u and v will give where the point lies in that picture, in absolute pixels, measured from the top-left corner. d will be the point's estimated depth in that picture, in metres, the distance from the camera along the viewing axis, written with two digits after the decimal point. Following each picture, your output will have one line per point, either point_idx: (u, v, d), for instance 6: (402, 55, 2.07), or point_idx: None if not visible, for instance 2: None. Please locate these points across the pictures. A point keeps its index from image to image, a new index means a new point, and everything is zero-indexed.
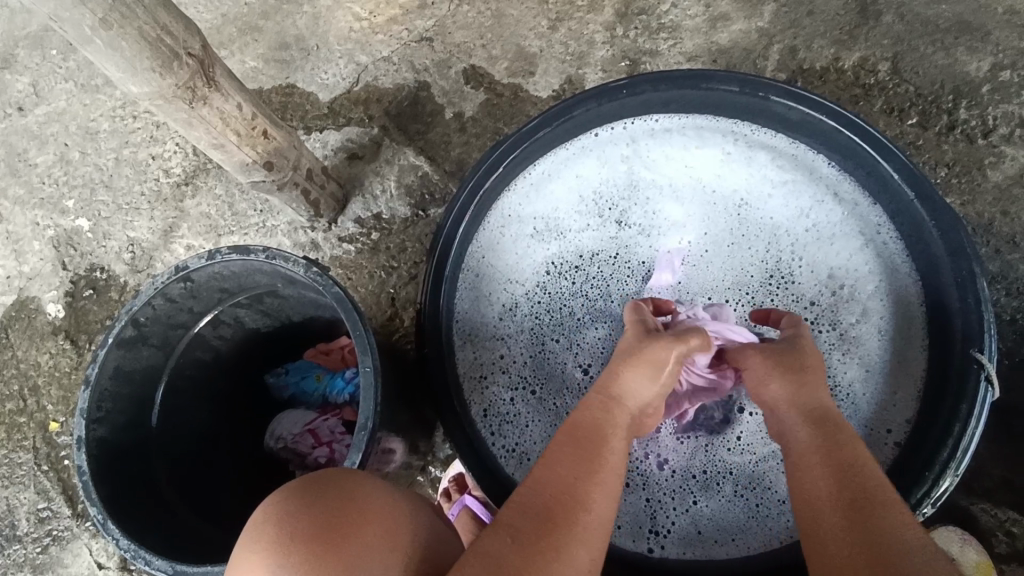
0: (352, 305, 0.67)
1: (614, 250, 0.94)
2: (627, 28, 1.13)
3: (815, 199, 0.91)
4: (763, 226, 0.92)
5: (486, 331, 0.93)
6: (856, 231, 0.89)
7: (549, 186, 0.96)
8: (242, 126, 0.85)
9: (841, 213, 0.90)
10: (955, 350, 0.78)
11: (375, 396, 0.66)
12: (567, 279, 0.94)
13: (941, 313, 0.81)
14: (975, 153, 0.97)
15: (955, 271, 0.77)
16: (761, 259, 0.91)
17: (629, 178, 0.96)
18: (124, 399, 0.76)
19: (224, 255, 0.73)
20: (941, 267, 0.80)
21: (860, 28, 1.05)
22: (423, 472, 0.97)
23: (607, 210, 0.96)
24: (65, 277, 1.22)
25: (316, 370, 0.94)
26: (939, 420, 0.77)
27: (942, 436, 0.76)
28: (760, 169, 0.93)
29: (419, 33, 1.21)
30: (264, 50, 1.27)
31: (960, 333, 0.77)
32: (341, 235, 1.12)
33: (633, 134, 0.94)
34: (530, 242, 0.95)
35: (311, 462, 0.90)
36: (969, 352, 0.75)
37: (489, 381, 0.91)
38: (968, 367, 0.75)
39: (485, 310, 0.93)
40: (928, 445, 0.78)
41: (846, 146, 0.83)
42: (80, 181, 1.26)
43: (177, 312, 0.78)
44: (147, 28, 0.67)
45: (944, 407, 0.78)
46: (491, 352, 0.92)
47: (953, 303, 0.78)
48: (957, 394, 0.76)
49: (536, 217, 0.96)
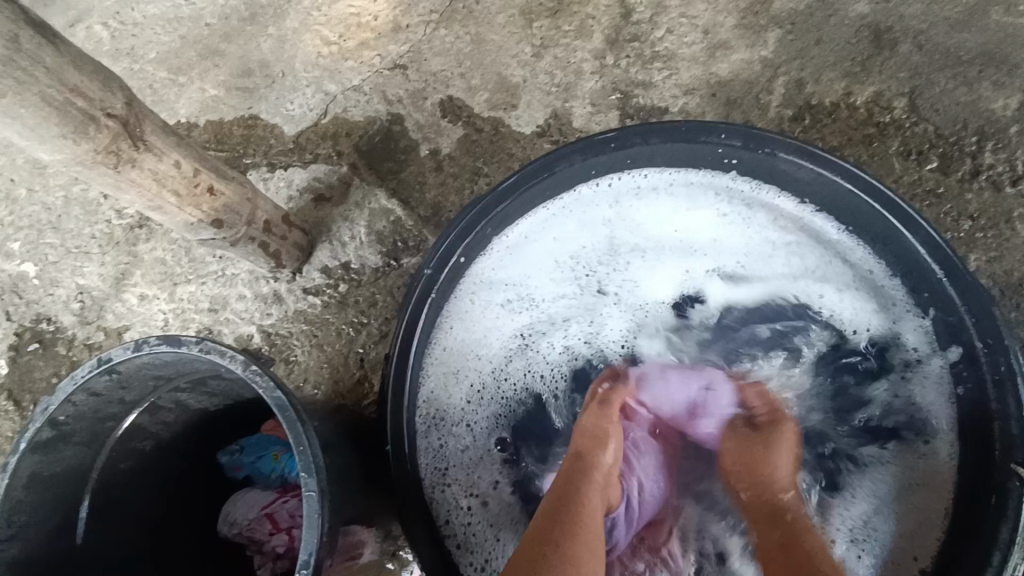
0: (296, 418, 0.61)
1: (598, 322, 0.90)
2: (618, 56, 1.03)
3: (816, 255, 0.87)
4: (754, 295, 0.89)
5: (458, 415, 0.86)
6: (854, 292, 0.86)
7: (525, 254, 0.90)
8: (182, 185, 0.75)
9: (839, 283, 0.86)
10: (993, 461, 0.71)
11: (320, 523, 0.59)
12: (547, 354, 0.90)
13: (978, 415, 0.74)
14: (1002, 204, 0.91)
15: (992, 366, 0.71)
16: (748, 330, 0.90)
17: (609, 243, 0.90)
18: (43, 505, 0.67)
19: (152, 345, 0.64)
20: (980, 363, 0.72)
21: (873, 59, 0.96)
22: (393, 556, 0.87)
23: (587, 279, 0.91)
24: (9, 328, 1.10)
25: (274, 447, 0.85)
26: (976, 545, 0.70)
27: (980, 560, 0.68)
28: (756, 226, 0.88)
29: (393, 59, 1.09)
30: (227, 78, 1.12)
31: (998, 438, 0.70)
32: (306, 286, 1.02)
33: (621, 193, 0.88)
34: (504, 312, 0.89)
35: (269, 549, 0.82)
36: (1010, 465, 0.68)
37: (459, 485, 0.84)
38: (1010, 488, 0.68)
39: (458, 390, 0.86)
40: (965, 570, 0.70)
41: (857, 215, 0.79)
42: (27, 222, 1.13)
43: (105, 405, 0.69)
44: (52, 92, 0.57)
45: (980, 535, 0.70)
46: (468, 436, 0.86)
47: (992, 405, 0.71)
48: (995, 517, 0.69)
49: (513, 287, 0.90)
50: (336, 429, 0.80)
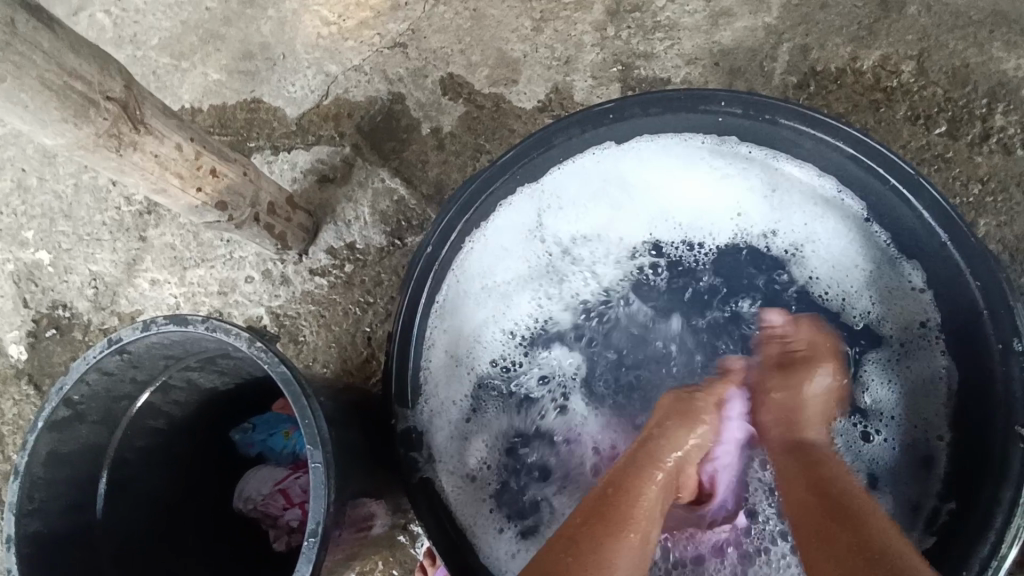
0: (300, 389, 0.62)
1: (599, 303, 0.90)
2: (619, 28, 1.01)
3: (809, 215, 0.85)
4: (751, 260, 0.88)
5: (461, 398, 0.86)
6: (845, 253, 0.85)
7: (521, 232, 0.88)
8: (185, 168, 0.76)
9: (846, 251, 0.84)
10: (997, 423, 0.71)
11: (326, 493, 0.61)
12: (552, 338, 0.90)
13: (980, 378, 0.74)
14: (1013, 166, 0.89)
15: (998, 330, 0.70)
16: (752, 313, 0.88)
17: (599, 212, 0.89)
18: (62, 481, 0.69)
19: (160, 325, 0.65)
20: (982, 327, 0.72)
21: (881, 22, 0.94)
22: (404, 529, 0.90)
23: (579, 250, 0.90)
24: (27, 315, 1.12)
25: (284, 426, 0.87)
26: (980, 505, 0.71)
27: (984, 521, 0.70)
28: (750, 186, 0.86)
29: (392, 38, 1.08)
30: (227, 61, 1.12)
31: (1002, 400, 0.70)
32: (313, 267, 1.03)
33: (619, 165, 0.86)
34: (495, 286, 0.88)
35: (283, 523, 0.85)
36: (1014, 427, 0.69)
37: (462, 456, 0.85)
38: (1012, 451, 0.69)
39: (457, 374, 0.87)
40: (973, 527, 0.71)
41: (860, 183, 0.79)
42: (39, 211, 1.15)
43: (117, 384, 0.70)
44: (50, 76, 0.57)
45: (986, 494, 0.71)
46: (469, 416, 0.87)
47: (997, 369, 0.71)
48: (1000, 477, 0.70)
49: (511, 267, 0.89)
50: (343, 405, 0.81)
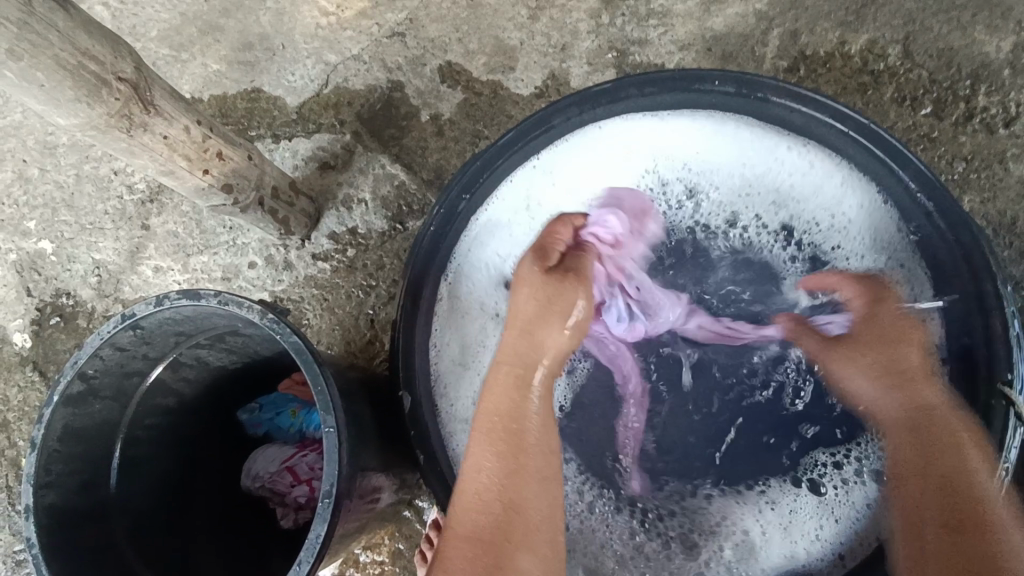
0: (313, 357, 0.63)
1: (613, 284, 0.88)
2: (614, 15, 1.04)
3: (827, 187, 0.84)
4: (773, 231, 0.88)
5: (466, 376, 0.87)
6: (870, 225, 0.82)
7: (520, 217, 0.90)
8: (192, 150, 0.77)
9: (849, 239, 0.85)
10: (978, 385, 0.74)
11: (340, 456, 0.63)
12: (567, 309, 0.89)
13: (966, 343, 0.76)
14: (996, 145, 0.92)
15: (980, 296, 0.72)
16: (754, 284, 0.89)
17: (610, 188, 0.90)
18: (77, 455, 0.70)
19: (173, 300, 0.67)
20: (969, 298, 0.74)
21: (867, 7, 0.96)
22: (409, 505, 0.93)
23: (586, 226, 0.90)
24: (30, 304, 1.13)
25: (291, 405, 0.89)
26: None
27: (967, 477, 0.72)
28: (757, 160, 0.86)
29: (390, 27, 1.10)
30: (226, 51, 1.13)
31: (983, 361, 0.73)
32: (315, 252, 1.05)
33: (618, 158, 0.89)
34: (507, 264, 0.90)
35: (291, 500, 0.86)
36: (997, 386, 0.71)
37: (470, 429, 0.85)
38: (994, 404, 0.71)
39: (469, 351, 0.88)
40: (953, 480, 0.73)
41: (847, 157, 0.82)
42: (41, 200, 1.16)
43: (130, 360, 0.72)
44: (65, 55, 0.59)
45: (970, 450, 0.73)
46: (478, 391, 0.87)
47: (980, 333, 0.73)
48: (982, 431, 0.72)
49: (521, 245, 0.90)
50: (351, 382, 0.83)
